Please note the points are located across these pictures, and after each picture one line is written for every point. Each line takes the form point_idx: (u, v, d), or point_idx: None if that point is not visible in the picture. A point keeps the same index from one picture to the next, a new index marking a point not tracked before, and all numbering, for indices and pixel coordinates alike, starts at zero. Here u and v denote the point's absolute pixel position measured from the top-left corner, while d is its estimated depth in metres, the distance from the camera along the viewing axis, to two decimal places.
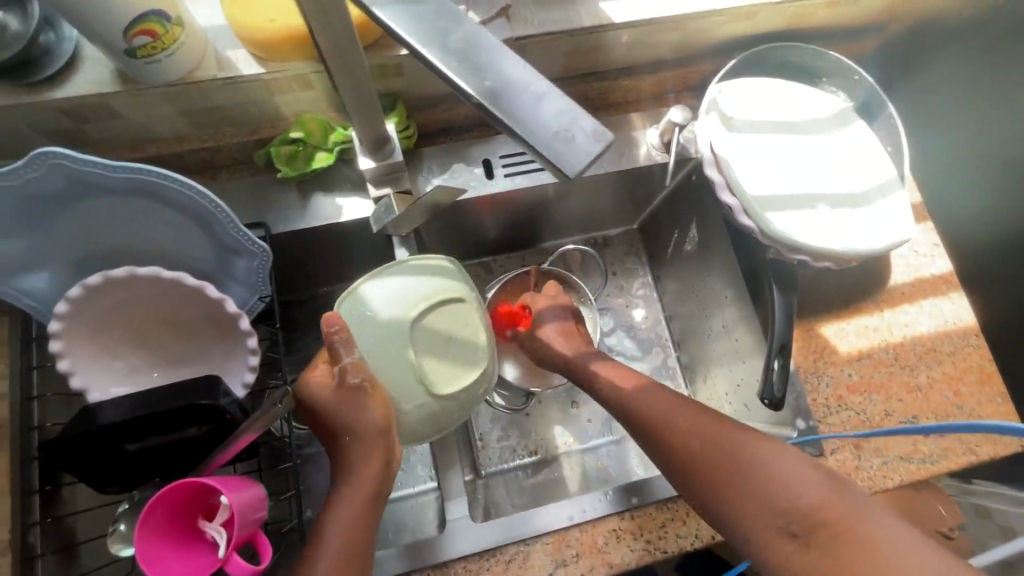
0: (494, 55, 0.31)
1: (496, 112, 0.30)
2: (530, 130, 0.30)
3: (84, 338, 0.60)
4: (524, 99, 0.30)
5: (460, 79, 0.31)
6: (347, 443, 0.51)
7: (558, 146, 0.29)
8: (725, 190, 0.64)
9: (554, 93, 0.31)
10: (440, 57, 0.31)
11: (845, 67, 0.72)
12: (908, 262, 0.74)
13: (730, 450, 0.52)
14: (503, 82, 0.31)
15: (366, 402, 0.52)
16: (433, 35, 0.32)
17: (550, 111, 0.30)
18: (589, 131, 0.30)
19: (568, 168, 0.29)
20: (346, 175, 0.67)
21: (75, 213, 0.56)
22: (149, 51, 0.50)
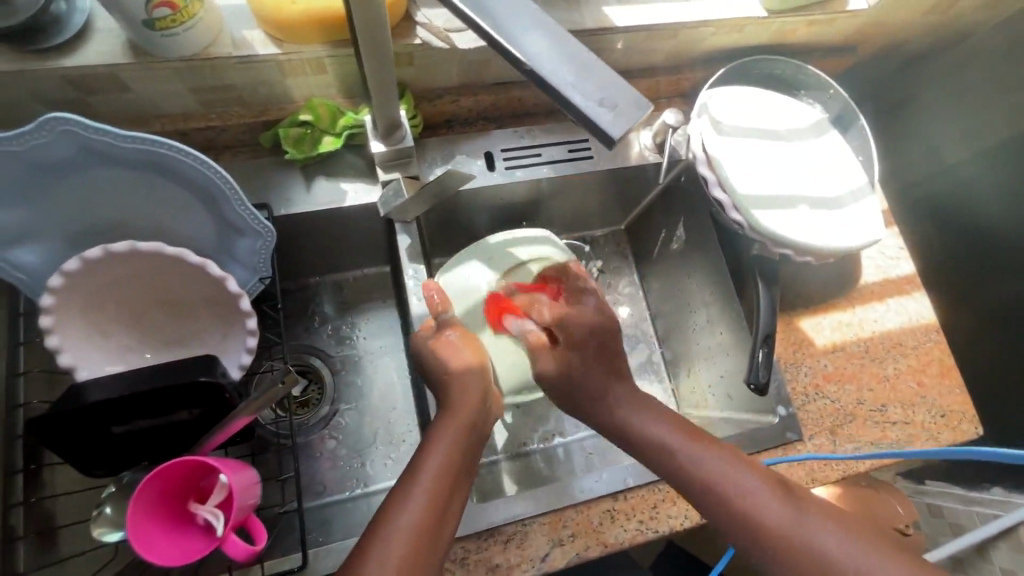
0: (540, 28, 0.34)
1: (543, 79, 0.33)
2: (575, 96, 0.32)
3: (76, 314, 0.58)
4: (569, 69, 0.33)
5: (509, 47, 0.34)
6: (445, 382, 0.59)
7: (601, 111, 0.32)
8: (716, 187, 0.69)
9: (597, 65, 0.33)
10: (491, 27, 0.34)
11: (823, 81, 0.78)
12: (876, 264, 0.80)
13: (659, 431, 0.57)
14: (547, 52, 0.33)
15: (458, 348, 0.61)
16: (484, 7, 0.34)
17: (591, 81, 0.33)
18: (630, 100, 0.32)
19: (607, 133, 0.32)
20: (351, 161, 0.68)
21: (77, 183, 0.55)
22: (168, 24, 0.50)
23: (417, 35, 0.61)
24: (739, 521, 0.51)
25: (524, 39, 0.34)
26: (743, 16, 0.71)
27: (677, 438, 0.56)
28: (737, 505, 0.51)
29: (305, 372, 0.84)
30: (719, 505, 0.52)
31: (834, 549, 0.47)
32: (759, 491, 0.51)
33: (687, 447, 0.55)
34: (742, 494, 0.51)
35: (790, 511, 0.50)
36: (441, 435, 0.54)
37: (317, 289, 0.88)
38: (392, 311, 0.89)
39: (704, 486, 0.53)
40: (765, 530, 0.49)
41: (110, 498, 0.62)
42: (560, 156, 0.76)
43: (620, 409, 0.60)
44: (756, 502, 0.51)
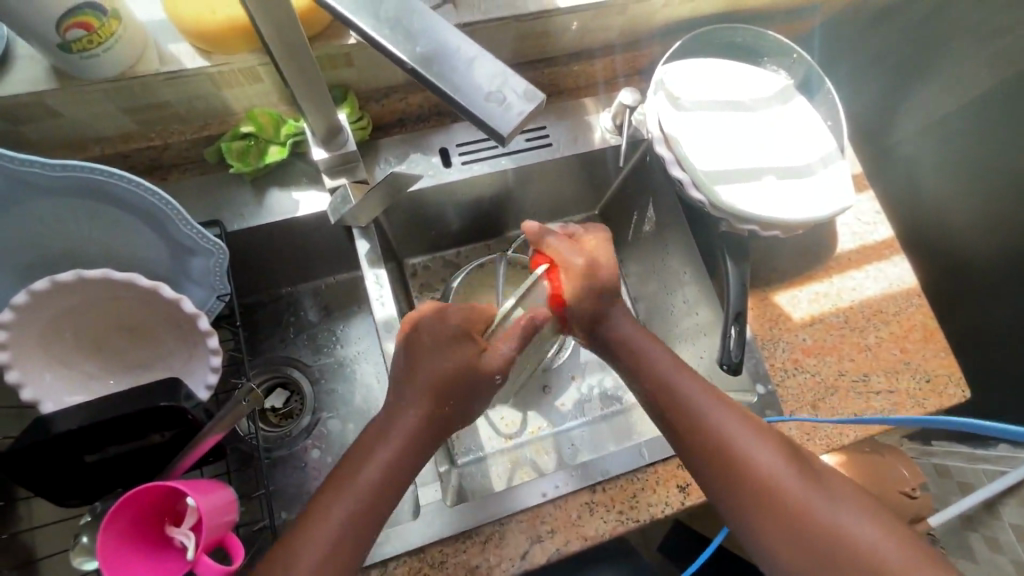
0: (421, 19, 0.32)
1: (428, 75, 0.31)
2: (463, 94, 0.31)
3: (33, 346, 0.57)
4: (456, 65, 0.31)
5: (391, 44, 0.31)
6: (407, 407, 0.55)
7: (492, 107, 0.30)
8: (675, 166, 0.66)
9: (486, 56, 0.31)
10: (370, 23, 0.32)
11: (784, 46, 0.76)
12: (853, 230, 0.77)
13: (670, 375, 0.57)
14: (435, 48, 0.31)
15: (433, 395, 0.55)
16: (359, 5, 0.32)
17: (481, 73, 0.31)
18: (521, 92, 0.31)
19: (501, 127, 0.30)
20: (301, 169, 0.67)
21: (17, 215, 0.54)
22: (84, 46, 0.48)
23: (350, 35, 0.59)
24: (732, 468, 0.52)
25: (410, 36, 0.31)
26: None
27: (693, 390, 0.56)
28: (738, 459, 0.52)
29: (284, 383, 0.83)
30: (717, 457, 0.53)
31: (808, 503, 0.50)
32: (760, 448, 0.53)
33: (700, 395, 0.55)
34: (743, 449, 0.52)
35: (788, 472, 0.52)
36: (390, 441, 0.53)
37: (291, 299, 0.87)
38: (368, 316, 0.88)
39: (703, 437, 0.54)
40: (756, 483, 0.51)
41: (86, 527, 0.61)
42: (518, 147, 0.74)
43: (635, 345, 0.60)
44: (758, 459, 0.52)
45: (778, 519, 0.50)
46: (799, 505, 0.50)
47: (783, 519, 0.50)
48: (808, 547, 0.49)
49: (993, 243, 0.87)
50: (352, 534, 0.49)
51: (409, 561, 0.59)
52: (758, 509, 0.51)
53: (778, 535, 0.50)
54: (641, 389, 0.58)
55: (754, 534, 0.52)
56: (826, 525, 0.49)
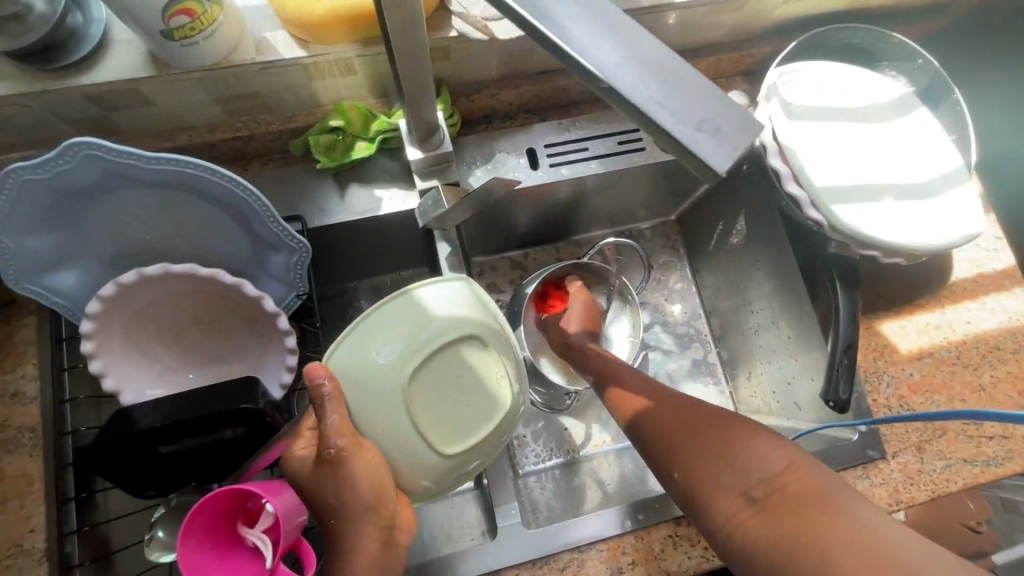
0: (615, 33, 0.28)
1: (625, 93, 0.27)
2: (666, 117, 0.27)
3: (116, 336, 0.57)
4: (656, 84, 0.27)
5: (582, 59, 0.28)
6: (333, 524, 0.42)
7: (702, 136, 0.26)
8: (790, 181, 0.61)
9: (691, 76, 0.28)
10: (559, 33, 0.28)
11: (910, 50, 0.68)
12: (970, 257, 0.71)
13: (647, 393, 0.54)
14: (633, 63, 0.28)
15: (343, 472, 0.42)
16: (549, 12, 0.28)
17: (688, 95, 0.27)
18: (732, 119, 0.27)
19: (711, 160, 0.26)
20: (384, 166, 0.64)
21: (108, 205, 0.52)
22: (186, 33, 0.46)
23: (452, 27, 0.55)
24: (690, 446, 0.47)
25: (604, 49, 0.28)
26: None
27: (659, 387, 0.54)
28: (695, 431, 0.48)
29: None
30: (673, 434, 0.49)
31: (780, 465, 0.43)
32: (720, 423, 0.47)
33: (674, 403, 0.51)
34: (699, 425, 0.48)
35: (756, 443, 0.45)
36: (352, 552, 0.42)
37: None
38: None
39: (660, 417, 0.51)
40: (714, 454, 0.46)
41: (162, 520, 0.61)
42: (608, 150, 0.70)
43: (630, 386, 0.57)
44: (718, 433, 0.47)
45: (782, 525, 0.41)
46: (771, 471, 0.43)
47: (791, 521, 0.41)
48: (783, 518, 0.41)
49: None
50: None
51: None
52: (749, 513, 0.43)
53: (794, 548, 0.40)
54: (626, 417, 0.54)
55: (722, 518, 0.44)
56: (851, 528, 0.39)
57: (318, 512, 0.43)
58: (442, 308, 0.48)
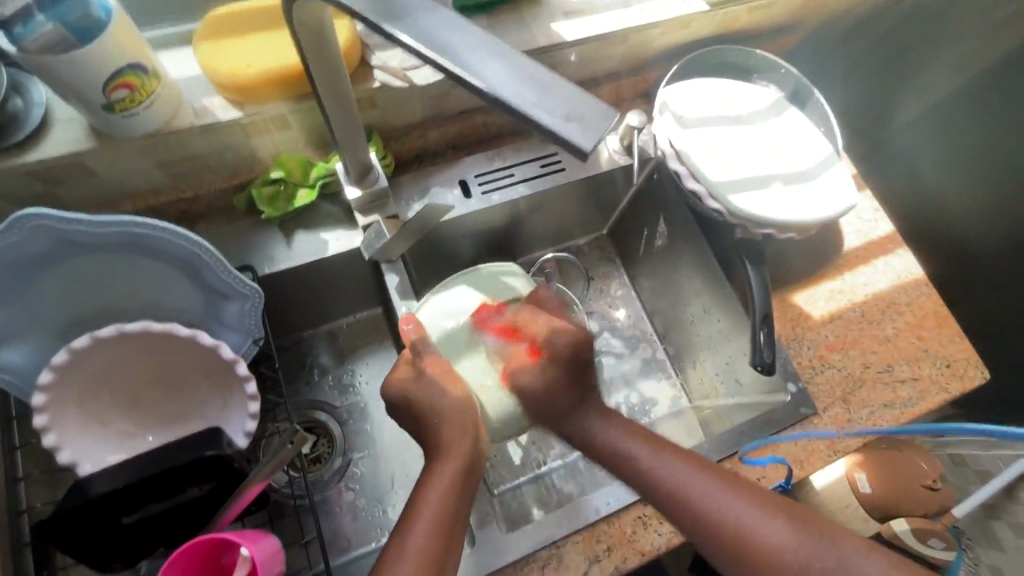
0: (498, 57, 0.34)
1: (508, 98, 0.33)
2: (544, 115, 0.33)
3: (70, 406, 0.57)
4: (532, 91, 0.33)
5: (471, 77, 0.34)
6: (438, 425, 0.56)
7: (571, 126, 0.32)
8: (689, 179, 0.70)
9: (560, 83, 0.34)
10: (451, 61, 0.34)
11: (772, 63, 0.81)
12: (856, 228, 0.81)
13: (657, 463, 0.56)
14: (512, 77, 0.34)
15: (443, 382, 0.58)
16: (441, 46, 0.35)
17: (558, 97, 0.33)
18: (595, 111, 0.33)
19: (580, 144, 0.32)
20: (327, 210, 0.68)
21: (57, 274, 0.54)
22: (127, 105, 0.50)
23: (375, 78, 0.62)
24: (684, 509, 0.54)
25: (487, 69, 0.34)
26: (686, 14, 0.72)
27: (634, 443, 0.58)
28: (686, 496, 0.54)
29: (312, 427, 0.82)
30: (669, 501, 0.54)
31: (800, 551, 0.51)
32: (702, 481, 0.54)
33: (694, 479, 0.54)
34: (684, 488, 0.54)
35: (766, 522, 0.52)
36: (451, 441, 0.55)
37: (312, 342, 0.86)
38: (388, 351, 0.88)
39: (655, 481, 0.55)
40: (720, 529, 0.52)
41: None
42: (533, 173, 0.77)
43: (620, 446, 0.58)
44: (700, 494, 0.53)
45: None
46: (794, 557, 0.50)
47: None
48: None
49: (987, 208, 0.93)
50: (452, 517, 0.50)
51: None
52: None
53: None
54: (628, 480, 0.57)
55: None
56: None
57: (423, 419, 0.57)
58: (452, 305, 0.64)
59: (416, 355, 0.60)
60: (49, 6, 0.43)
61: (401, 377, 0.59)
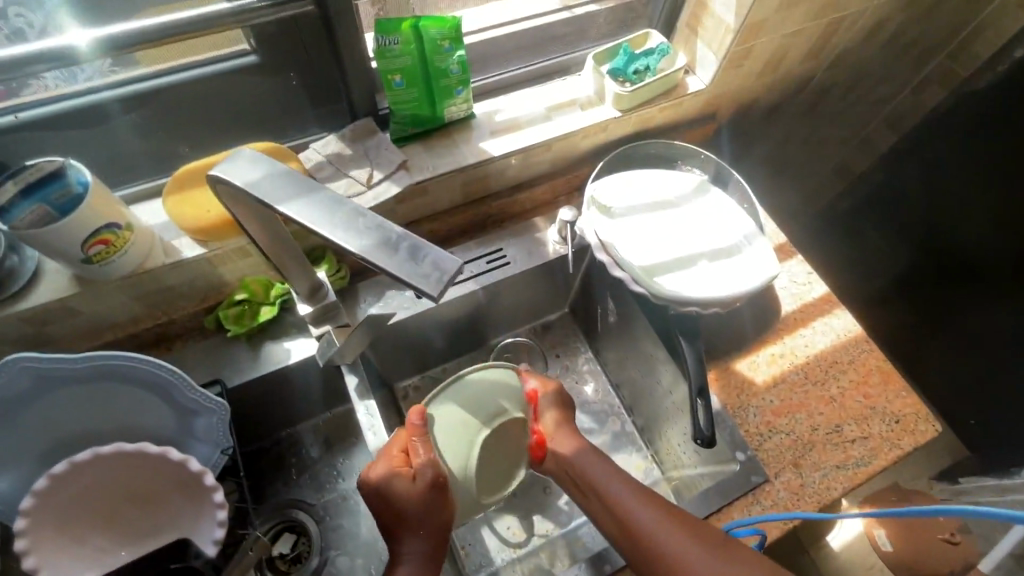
0: (367, 220, 0.40)
1: (368, 256, 0.38)
2: (398, 267, 0.37)
3: (50, 528, 0.61)
4: (393, 247, 0.39)
5: (341, 240, 0.39)
6: (423, 518, 0.58)
7: (423, 275, 0.37)
8: (615, 267, 0.76)
9: (417, 237, 0.39)
10: (327, 228, 0.40)
11: (691, 151, 0.89)
12: (792, 292, 0.86)
13: (659, 520, 0.58)
14: (377, 237, 0.39)
15: (435, 480, 0.59)
16: (320, 217, 0.41)
17: (414, 250, 0.38)
18: (444, 260, 0.38)
19: (430, 289, 0.37)
20: (291, 322, 0.75)
21: (41, 406, 0.61)
22: (103, 256, 0.59)
23: None
24: (669, 569, 0.56)
25: (356, 232, 0.40)
26: (601, 121, 0.82)
27: (629, 494, 0.61)
28: (666, 548, 0.57)
29: (291, 527, 0.83)
30: (654, 557, 0.57)
31: None
32: (690, 541, 0.57)
33: (681, 535, 0.57)
34: (679, 548, 0.56)
35: None
36: (435, 528, 0.59)
37: (292, 440, 0.91)
38: (363, 445, 0.91)
39: (636, 529, 0.58)
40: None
41: None
42: (481, 269, 0.84)
43: (613, 493, 0.62)
44: (685, 548, 0.56)
45: None
46: None
47: None
48: None
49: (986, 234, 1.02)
50: None
51: None
52: None
53: None
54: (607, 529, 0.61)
55: None
56: None
57: (411, 510, 0.58)
58: (464, 400, 0.67)
59: (415, 458, 0.61)
60: (37, 192, 0.54)
61: (383, 470, 0.60)
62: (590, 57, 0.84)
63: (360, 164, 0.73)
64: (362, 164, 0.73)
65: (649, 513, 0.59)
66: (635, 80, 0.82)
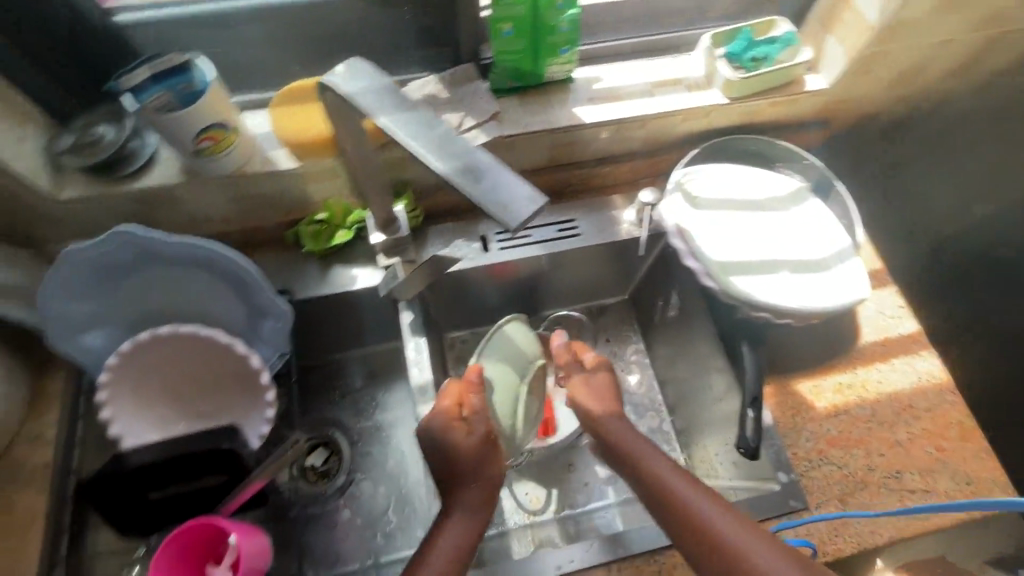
0: (461, 147, 0.41)
1: (453, 178, 0.39)
2: (482, 196, 0.38)
3: (126, 388, 0.68)
4: (479, 176, 0.39)
5: (433, 160, 0.41)
6: (475, 470, 0.60)
7: (502, 207, 0.38)
8: (688, 256, 0.73)
9: (504, 171, 0.40)
10: (420, 148, 0.42)
11: (796, 154, 0.83)
12: (876, 323, 0.79)
13: (723, 520, 0.51)
14: (466, 164, 0.40)
15: (488, 433, 0.62)
16: (416, 135, 0.42)
17: (498, 182, 0.39)
18: (527, 196, 0.38)
19: (508, 222, 0.37)
20: (361, 250, 0.78)
21: (137, 278, 0.67)
22: (211, 152, 0.63)
23: None
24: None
25: (447, 155, 0.41)
26: (704, 105, 0.78)
27: (688, 487, 0.54)
28: (734, 551, 0.49)
29: (325, 443, 0.88)
30: (720, 562, 0.49)
31: None
32: (763, 548, 0.48)
33: (752, 538, 0.49)
34: (747, 552, 0.48)
35: None
36: (487, 480, 0.60)
37: (340, 365, 0.95)
38: (405, 384, 0.94)
39: (695, 524, 0.51)
40: None
41: (140, 559, 0.67)
42: (551, 236, 0.83)
43: (667, 482, 0.55)
44: (757, 555, 0.48)
45: None
46: None
47: None
48: None
49: None
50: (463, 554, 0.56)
51: None
52: None
53: None
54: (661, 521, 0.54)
55: None
56: None
57: (464, 463, 0.60)
58: (505, 354, 0.69)
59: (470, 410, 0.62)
60: (166, 79, 0.59)
61: (440, 418, 0.61)
62: (706, 36, 0.79)
63: (454, 108, 0.74)
64: (456, 108, 0.74)
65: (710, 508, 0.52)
66: (750, 68, 0.77)
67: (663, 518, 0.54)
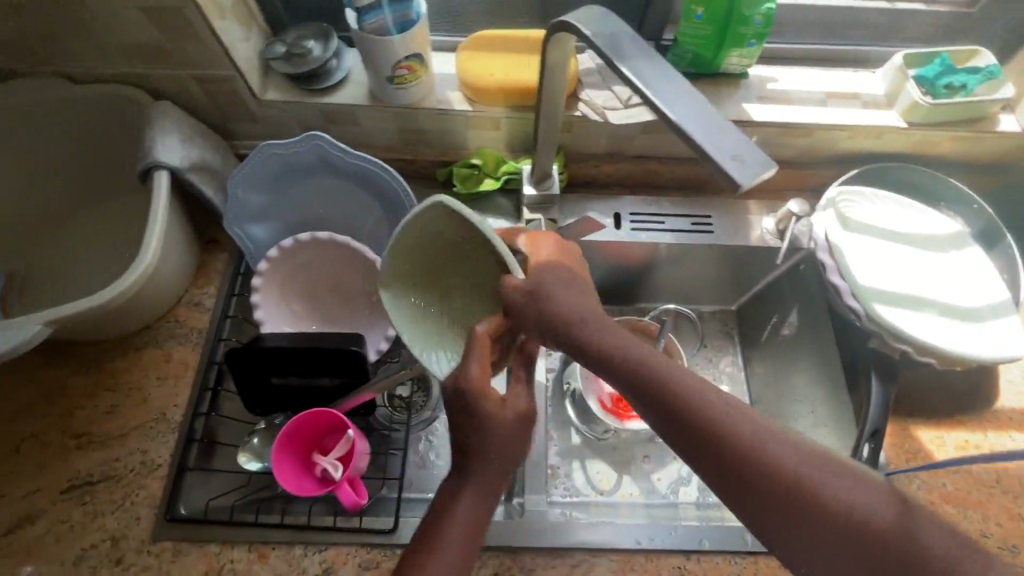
0: (695, 105, 0.44)
1: (689, 131, 0.42)
2: (714, 151, 0.41)
3: (276, 279, 0.75)
4: (712, 133, 0.42)
5: (668, 111, 0.43)
6: (479, 441, 0.47)
7: (733, 165, 0.40)
8: (835, 273, 0.71)
9: (737, 134, 0.42)
10: (655, 97, 0.44)
11: (965, 195, 0.78)
12: (1017, 388, 0.73)
13: (796, 450, 0.41)
14: (699, 121, 0.43)
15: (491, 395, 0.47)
16: (652, 87, 0.45)
17: (731, 142, 0.41)
18: (759, 160, 0.40)
19: (736, 180, 0.39)
20: (501, 201, 0.81)
21: (310, 184, 0.74)
22: (401, 81, 0.69)
23: (578, 109, 0.75)
24: (830, 520, 0.39)
25: (682, 109, 0.43)
26: (879, 125, 0.75)
27: (718, 399, 0.43)
28: (826, 492, 0.40)
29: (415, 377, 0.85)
30: (806, 502, 0.40)
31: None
32: (864, 488, 0.40)
33: (847, 481, 0.40)
34: (841, 496, 0.40)
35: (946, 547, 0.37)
36: (494, 448, 0.48)
37: None
38: None
39: (761, 452, 0.41)
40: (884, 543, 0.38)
41: (259, 432, 0.71)
42: (683, 227, 0.83)
43: (704, 394, 0.43)
44: (861, 500, 0.39)
45: None
46: None
47: None
48: None
49: None
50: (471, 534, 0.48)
51: (502, 556, 0.65)
52: None
53: None
54: (702, 442, 0.42)
55: None
56: None
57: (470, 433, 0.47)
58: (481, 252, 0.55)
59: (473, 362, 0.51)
60: (386, 3, 0.61)
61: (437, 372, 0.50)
62: (899, 54, 0.76)
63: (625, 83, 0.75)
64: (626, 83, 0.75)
65: (762, 434, 0.42)
66: (942, 94, 0.73)
67: (701, 438, 0.42)
